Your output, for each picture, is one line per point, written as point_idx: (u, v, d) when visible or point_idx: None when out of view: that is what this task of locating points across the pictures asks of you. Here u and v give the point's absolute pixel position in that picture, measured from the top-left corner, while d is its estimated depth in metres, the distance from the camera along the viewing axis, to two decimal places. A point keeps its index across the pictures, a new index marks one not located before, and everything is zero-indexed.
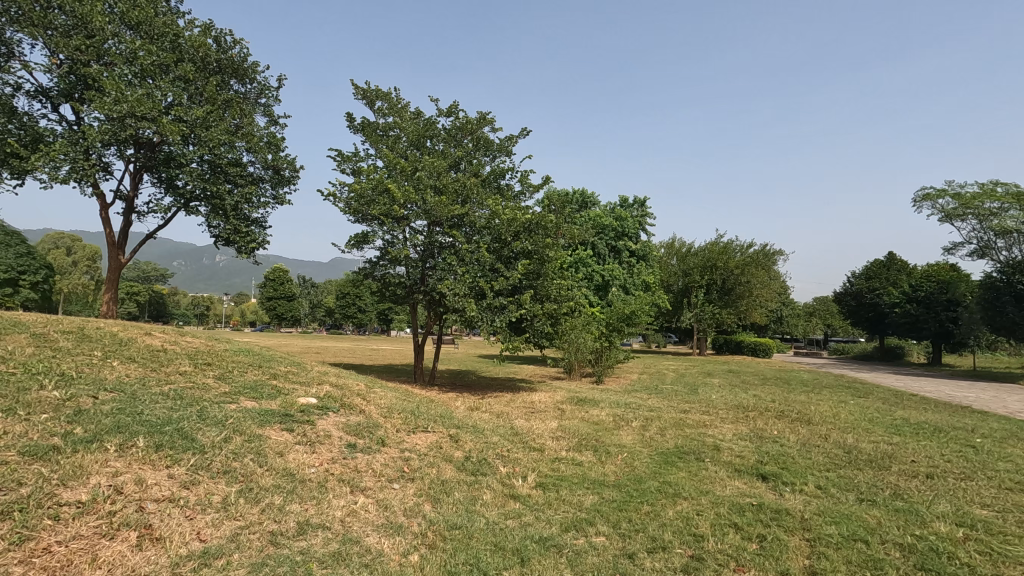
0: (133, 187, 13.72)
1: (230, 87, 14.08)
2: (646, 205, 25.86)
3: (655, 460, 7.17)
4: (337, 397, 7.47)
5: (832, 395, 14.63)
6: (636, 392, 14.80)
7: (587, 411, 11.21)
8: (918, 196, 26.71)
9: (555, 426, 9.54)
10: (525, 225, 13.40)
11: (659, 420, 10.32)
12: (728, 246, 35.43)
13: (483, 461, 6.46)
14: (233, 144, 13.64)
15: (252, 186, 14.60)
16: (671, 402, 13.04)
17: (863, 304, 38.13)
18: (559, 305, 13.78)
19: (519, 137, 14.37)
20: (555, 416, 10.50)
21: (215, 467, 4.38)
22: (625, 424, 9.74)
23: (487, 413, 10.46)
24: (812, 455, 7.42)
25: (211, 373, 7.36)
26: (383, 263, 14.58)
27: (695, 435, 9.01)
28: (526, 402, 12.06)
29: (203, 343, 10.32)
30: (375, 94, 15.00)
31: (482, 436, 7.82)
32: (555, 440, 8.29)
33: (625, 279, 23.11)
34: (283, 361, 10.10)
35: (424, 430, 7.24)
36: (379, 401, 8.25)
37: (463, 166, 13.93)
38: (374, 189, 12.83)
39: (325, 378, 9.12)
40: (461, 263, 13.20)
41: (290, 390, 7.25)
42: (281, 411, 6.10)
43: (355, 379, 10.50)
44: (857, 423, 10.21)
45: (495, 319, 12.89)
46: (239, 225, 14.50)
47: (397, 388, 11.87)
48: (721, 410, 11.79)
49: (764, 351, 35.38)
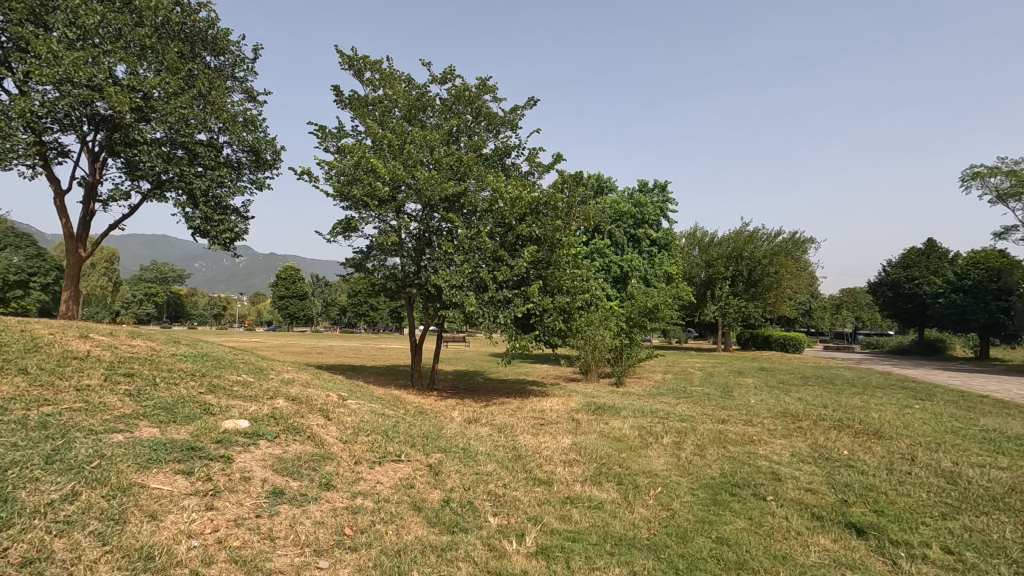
0: (92, 173, 12.26)
1: (198, 58, 12.59)
2: (667, 189, 23.95)
3: (700, 499, 5.37)
4: (284, 416, 5.80)
5: (891, 398, 12.62)
6: (662, 397, 12.94)
7: (607, 423, 9.42)
8: (967, 175, 24.35)
9: (568, 445, 7.79)
10: (532, 206, 11.66)
11: (695, 434, 8.51)
12: (755, 235, 33.25)
13: (467, 508, 4.72)
14: (200, 120, 12.08)
15: (226, 169, 13.04)
16: (705, 408, 11.21)
17: (901, 294, 35.64)
18: (573, 298, 11.98)
19: (524, 107, 12.69)
20: (568, 430, 8.73)
21: (11, 557, 2.75)
22: (654, 441, 7.95)
23: (487, 427, 8.74)
24: (910, 491, 5.55)
25: (122, 388, 5.71)
26: (373, 254, 12.93)
27: (743, 456, 7.18)
28: (535, 411, 10.32)
29: (152, 347, 8.74)
30: (363, 63, 13.26)
31: (473, 464, 6.09)
32: (568, 466, 6.53)
33: (645, 271, 21.25)
34: (242, 368, 8.46)
35: (394, 461, 5.54)
36: (345, 419, 6.57)
37: (461, 140, 12.19)
38: (356, 167, 11.16)
39: (286, 388, 7.46)
40: (459, 251, 11.49)
41: (222, 409, 5.59)
42: (185, 442, 4.46)
43: (331, 388, 8.85)
44: (942, 438, 8.27)
45: (498, 315, 11.15)
46: (212, 213, 12.93)
47: (386, 396, 10.23)
48: (766, 419, 9.90)
49: (794, 346, 33.20)
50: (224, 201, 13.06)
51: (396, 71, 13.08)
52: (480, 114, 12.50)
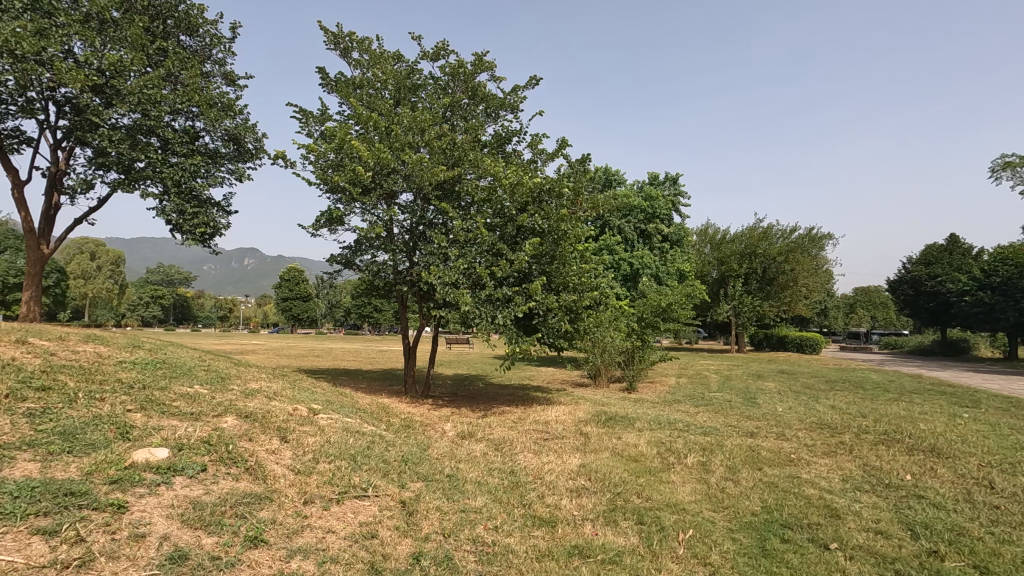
0: (54, 162, 11.25)
1: (169, 37, 11.65)
2: (679, 182, 22.75)
3: (746, 549, 4.21)
4: (224, 440, 4.68)
5: (935, 406, 11.38)
6: (679, 405, 11.76)
7: (621, 437, 8.27)
8: (996, 165, 22.94)
9: (576, 466, 6.64)
10: (534, 194, 10.52)
11: (724, 453, 7.33)
12: (769, 231, 31.96)
13: (443, 568, 3.57)
14: (169, 102, 11.04)
15: (200, 157, 11.91)
16: (728, 418, 10.03)
17: (923, 292, 34.18)
18: (581, 296, 10.81)
19: (526, 87, 11.58)
20: (576, 447, 7.56)
21: None
22: (677, 462, 6.79)
23: (482, 444, 7.60)
24: (1012, 537, 4.35)
25: (22, 406, 4.62)
26: (361, 249, 11.83)
27: (785, 483, 6.00)
28: (538, 423, 9.16)
29: (100, 353, 7.66)
30: (350, 41, 12.18)
31: (459, 498, 4.94)
32: (576, 498, 5.37)
33: (657, 268, 20.09)
34: (201, 377, 7.35)
35: (357, 498, 4.40)
36: (307, 441, 5.44)
37: (457, 123, 11.07)
38: (338, 151, 10.09)
39: (243, 402, 6.34)
40: (454, 245, 10.39)
41: (142, 433, 4.47)
42: (64, 484, 3.35)
43: (304, 399, 7.72)
44: (1017, 458, 7.03)
45: (496, 315, 10.02)
46: (186, 206, 11.79)
47: (370, 407, 9.10)
48: (801, 433, 8.71)
49: (812, 347, 31.85)
50: (200, 192, 11.96)
51: (385, 50, 12.01)
52: (478, 94, 11.38)
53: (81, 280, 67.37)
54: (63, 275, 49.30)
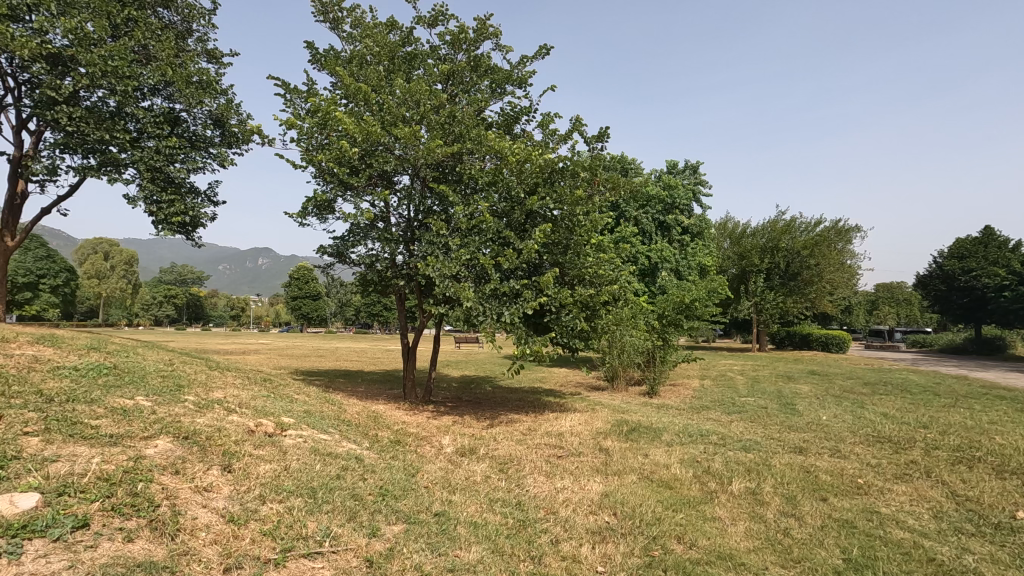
0: (18, 145, 10.24)
1: (142, 7, 10.62)
2: (699, 170, 21.41)
3: None
4: (135, 477, 3.52)
5: (1002, 414, 10.02)
6: (708, 412, 10.49)
7: (648, 454, 7.05)
8: None
9: (597, 494, 5.44)
10: (545, 175, 9.30)
11: (775, 477, 6.07)
12: (793, 223, 30.41)
13: None
14: (139, 77, 9.95)
15: (177, 139, 10.78)
16: (768, 429, 8.74)
17: (955, 287, 32.45)
18: (598, 291, 9.59)
19: (535, 57, 10.39)
20: (596, 469, 6.34)
21: None
22: (721, 490, 5.55)
23: (484, 464, 6.42)
24: None
25: None
26: (353, 240, 10.71)
27: (863, 522, 4.75)
28: (551, 436, 7.94)
29: (39, 357, 6.55)
30: (342, 11, 11.05)
31: (449, 549, 3.76)
32: (599, 545, 4.17)
33: (676, 262, 18.80)
34: (151, 385, 6.19)
35: (305, 558, 3.23)
36: (258, 471, 4.28)
37: (458, 97, 9.87)
38: (323, 128, 8.95)
39: (191, 418, 5.17)
40: (456, 234, 9.25)
41: (20, 468, 3.33)
42: None
43: (275, 410, 6.56)
44: None
45: (503, 312, 8.82)
46: (161, 192, 10.67)
47: (359, 418, 7.93)
48: (860, 449, 7.43)
49: (838, 346, 30.27)
50: (177, 178, 10.85)
51: (379, 20, 10.87)
52: (481, 65, 10.19)
53: (92, 279, 67.38)
54: (71, 274, 48.93)
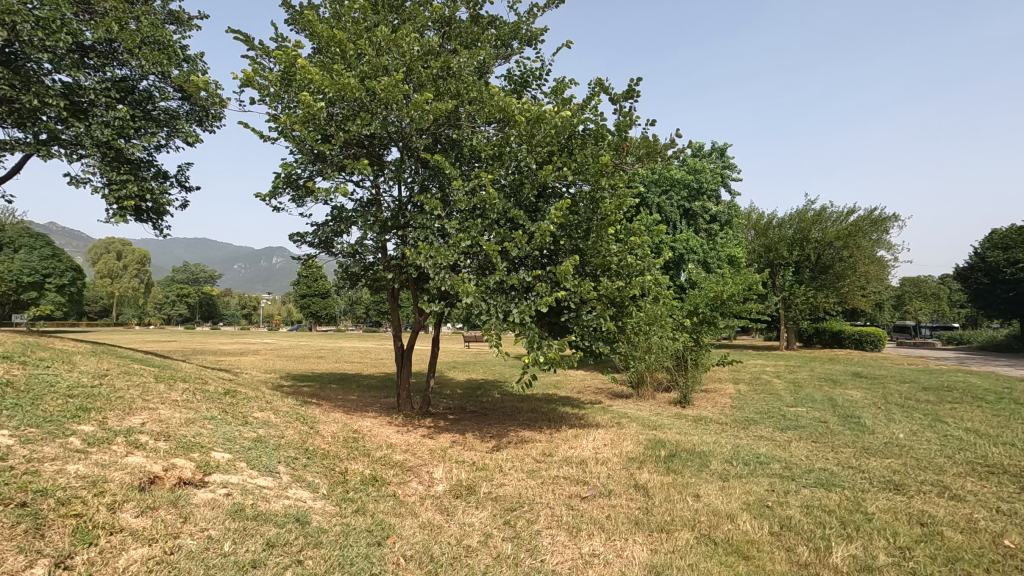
0: None
1: None
2: (727, 153, 19.61)
3: None
4: None
5: None
6: (758, 427, 8.79)
7: (699, 494, 5.40)
8: None
9: (642, 570, 3.79)
10: (562, 143, 7.65)
11: (887, 538, 4.38)
12: (824, 212, 28.36)
13: None
14: (78, 34, 8.42)
15: (129, 109, 9.25)
16: (840, 454, 7.06)
17: (999, 281, 30.33)
18: (626, 283, 7.93)
19: (547, 7, 8.72)
20: (635, 521, 4.69)
21: None
22: (821, 564, 3.88)
23: (486, 514, 4.80)
24: None
25: None
26: (336, 225, 9.16)
27: None
28: (572, 466, 6.31)
29: None
30: None
31: None
32: None
33: (704, 253, 17.09)
34: (36, 410, 4.58)
35: None
36: (117, 567, 2.70)
37: (456, 53, 8.23)
38: (288, 87, 7.33)
39: (58, 465, 3.58)
40: (454, 218, 7.66)
41: None
42: None
43: (211, 441, 4.96)
44: None
45: (511, 310, 7.19)
46: (113, 171, 9.14)
47: (332, 443, 6.34)
48: (978, 488, 5.68)
49: (873, 344, 28.28)
50: (132, 155, 9.32)
51: None
52: (484, 16, 8.57)
53: (101, 278, 66.93)
54: (76, 274, 48.22)
